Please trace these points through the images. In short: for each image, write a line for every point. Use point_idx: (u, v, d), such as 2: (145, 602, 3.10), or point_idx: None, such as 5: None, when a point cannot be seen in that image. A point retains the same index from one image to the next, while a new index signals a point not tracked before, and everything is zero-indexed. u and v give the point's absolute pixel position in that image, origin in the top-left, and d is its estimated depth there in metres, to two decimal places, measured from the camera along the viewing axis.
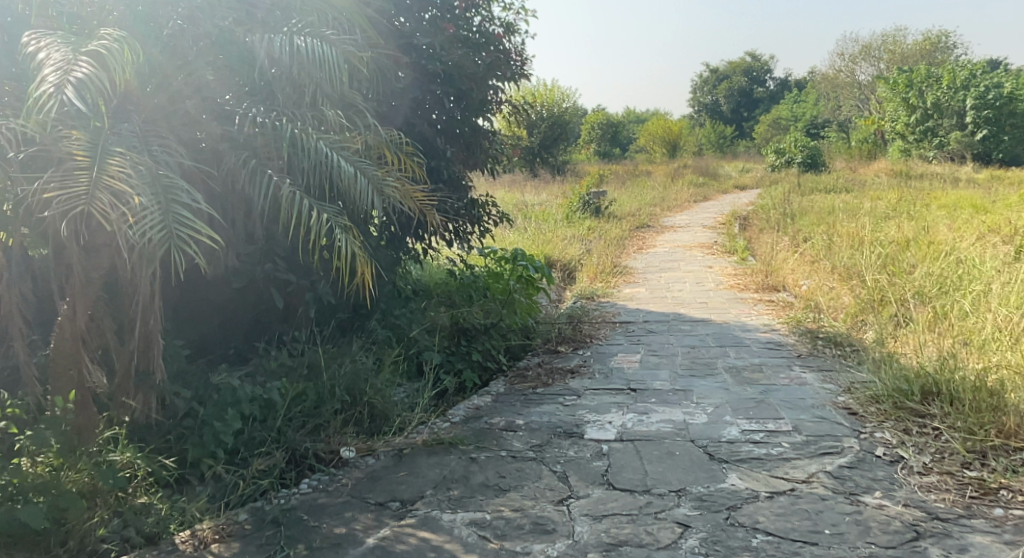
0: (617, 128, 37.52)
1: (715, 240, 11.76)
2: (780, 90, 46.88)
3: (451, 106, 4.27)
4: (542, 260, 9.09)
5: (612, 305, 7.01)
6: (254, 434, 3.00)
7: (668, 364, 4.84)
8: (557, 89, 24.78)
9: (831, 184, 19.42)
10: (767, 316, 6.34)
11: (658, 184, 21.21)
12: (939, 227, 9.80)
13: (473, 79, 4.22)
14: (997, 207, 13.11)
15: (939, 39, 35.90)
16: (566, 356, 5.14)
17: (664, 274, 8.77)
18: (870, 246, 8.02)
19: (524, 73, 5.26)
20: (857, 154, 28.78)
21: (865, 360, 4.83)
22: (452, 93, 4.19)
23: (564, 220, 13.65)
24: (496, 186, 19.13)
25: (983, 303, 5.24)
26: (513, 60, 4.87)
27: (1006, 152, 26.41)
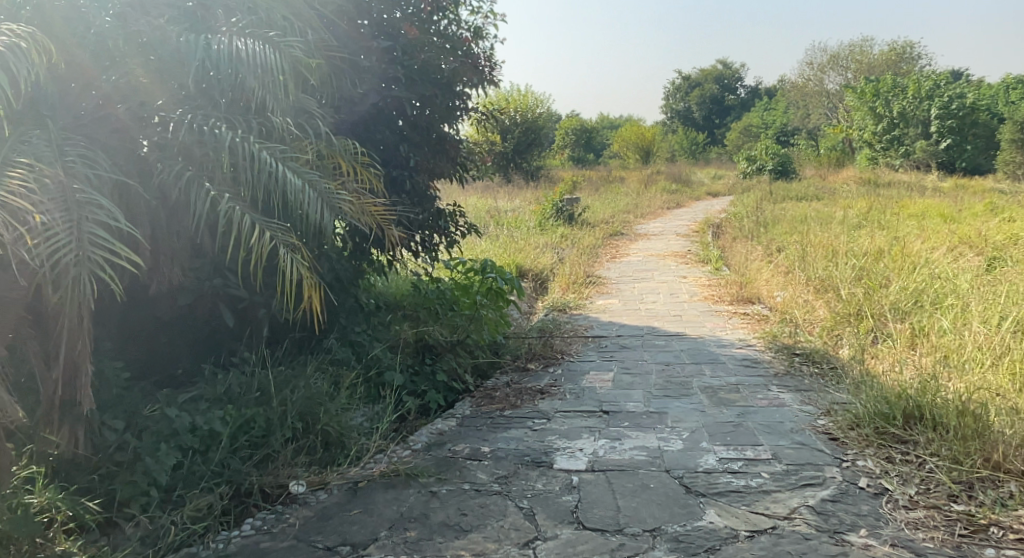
0: (590, 135, 37.57)
1: (688, 249, 11.66)
2: (751, 99, 47.32)
3: (415, 113, 4.07)
4: (514, 270, 8.89)
5: (585, 318, 6.82)
6: (194, 468, 2.76)
7: (641, 383, 4.66)
8: (531, 95, 24.67)
9: (801, 192, 19.50)
10: (743, 330, 6.20)
11: (631, 190, 21.15)
12: (910, 238, 9.77)
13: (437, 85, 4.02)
14: (965, 216, 13.18)
15: (905, 50, 36.47)
16: (537, 374, 4.94)
17: (637, 284, 8.61)
18: (843, 257, 7.94)
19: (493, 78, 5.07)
20: (826, 163, 29.06)
21: (843, 379, 4.70)
22: (416, 99, 3.99)
23: (537, 228, 13.47)
24: (469, 192, 18.91)
25: (960, 319, 5.15)
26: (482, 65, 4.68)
27: (969, 161, 26.81)
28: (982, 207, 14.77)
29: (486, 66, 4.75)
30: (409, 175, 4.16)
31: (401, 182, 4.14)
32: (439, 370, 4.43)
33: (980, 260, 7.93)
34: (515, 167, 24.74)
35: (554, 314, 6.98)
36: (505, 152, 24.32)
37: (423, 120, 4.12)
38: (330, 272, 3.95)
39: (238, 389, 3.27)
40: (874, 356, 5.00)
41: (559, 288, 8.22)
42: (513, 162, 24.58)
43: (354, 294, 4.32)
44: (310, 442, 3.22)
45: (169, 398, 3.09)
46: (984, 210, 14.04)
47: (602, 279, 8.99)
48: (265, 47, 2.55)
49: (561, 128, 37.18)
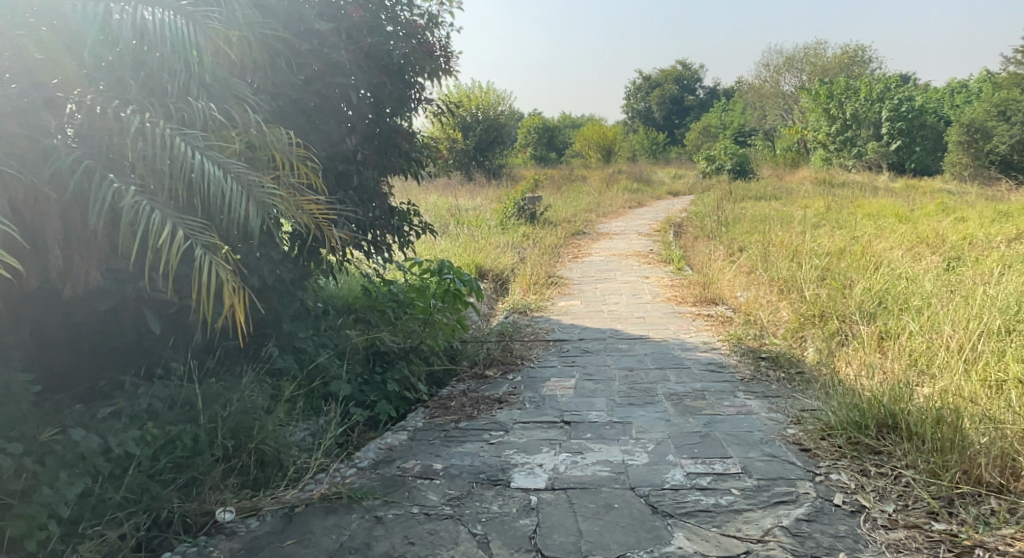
0: (552, 133, 37.46)
1: (650, 248, 11.52)
2: (709, 99, 47.76)
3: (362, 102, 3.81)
4: (473, 270, 8.62)
5: (546, 320, 6.60)
6: (105, 496, 2.46)
7: (604, 391, 4.45)
8: (492, 92, 24.42)
9: (759, 191, 19.58)
10: (707, 332, 6.02)
11: (592, 189, 21.03)
12: (868, 237, 9.76)
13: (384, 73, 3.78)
14: (918, 216, 13.30)
15: (857, 52, 37.11)
16: (495, 381, 4.70)
17: (599, 285, 8.42)
18: (805, 258, 7.85)
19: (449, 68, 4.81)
20: (782, 163, 29.37)
21: (810, 383, 4.55)
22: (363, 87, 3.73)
23: (498, 226, 13.22)
24: (429, 190, 18.57)
25: (924, 321, 5.04)
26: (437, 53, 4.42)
27: (918, 162, 27.35)
28: (933, 207, 14.96)
29: (441, 55, 4.50)
30: (356, 170, 3.89)
31: (348, 177, 3.87)
32: (389, 379, 4.16)
33: (938, 259, 7.92)
34: (476, 165, 24.45)
35: (514, 316, 6.74)
36: (465, 150, 24.04)
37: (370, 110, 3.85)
38: (270, 274, 3.66)
39: (162, 404, 2.97)
40: (840, 359, 4.87)
41: (520, 289, 7.99)
42: (474, 159, 24.29)
43: (298, 297, 4.03)
44: (242, 463, 2.94)
45: (84, 415, 2.78)
46: (936, 210, 14.21)
47: (563, 279, 8.78)
48: (174, 17, 2.39)
49: (523, 126, 37.00)
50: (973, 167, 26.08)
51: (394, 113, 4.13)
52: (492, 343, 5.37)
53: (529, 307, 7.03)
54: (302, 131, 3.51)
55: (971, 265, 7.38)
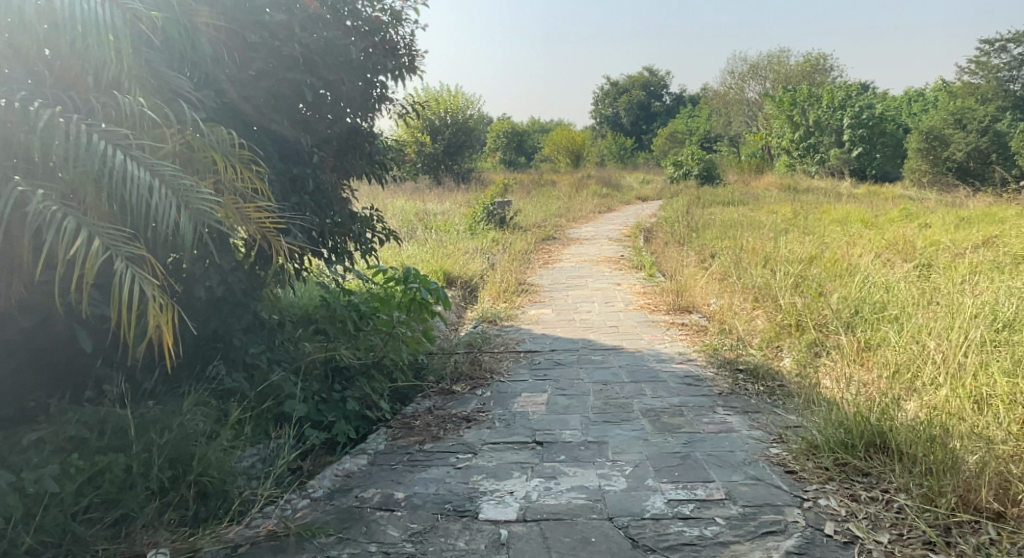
0: (521, 137, 37.30)
1: (621, 255, 11.36)
2: (676, 105, 48.06)
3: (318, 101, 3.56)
4: (441, 278, 8.36)
5: (516, 330, 6.37)
6: (16, 540, 2.25)
7: (578, 408, 4.24)
8: (461, 95, 24.15)
9: (726, 197, 19.59)
10: (682, 342, 5.82)
11: (562, 194, 20.88)
12: (837, 243, 9.70)
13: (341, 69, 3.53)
14: (882, 222, 13.36)
15: (819, 60, 37.59)
16: (463, 396, 4.46)
17: (570, 292, 8.21)
18: (777, 264, 7.73)
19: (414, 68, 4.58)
20: (747, 168, 29.58)
21: (790, 397, 4.36)
22: (319, 85, 3.48)
23: (467, 232, 12.96)
24: (396, 194, 18.24)
25: (903, 330, 4.90)
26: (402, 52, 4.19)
27: (878, 169, 27.74)
28: (896, 213, 15.06)
29: (405, 54, 4.28)
30: (312, 173, 3.65)
31: (303, 181, 3.62)
32: (349, 398, 3.90)
33: (907, 264, 7.86)
34: (444, 169, 24.17)
35: (482, 326, 6.49)
36: (434, 154, 23.75)
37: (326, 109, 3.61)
38: (218, 285, 3.39)
39: (93, 431, 2.71)
40: (821, 370, 4.70)
41: (489, 298, 7.75)
42: (442, 164, 24.00)
43: (251, 310, 3.77)
44: (182, 496, 2.68)
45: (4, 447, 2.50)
46: (899, 216, 14.30)
47: (534, 287, 8.56)
48: None
49: (492, 130, 36.84)
50: (933, 174, 26.52)
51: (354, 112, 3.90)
52: (460, 356, 5.12)
53: (499, 316, 6.80)
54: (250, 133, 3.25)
55: (940, 270, 7.33)
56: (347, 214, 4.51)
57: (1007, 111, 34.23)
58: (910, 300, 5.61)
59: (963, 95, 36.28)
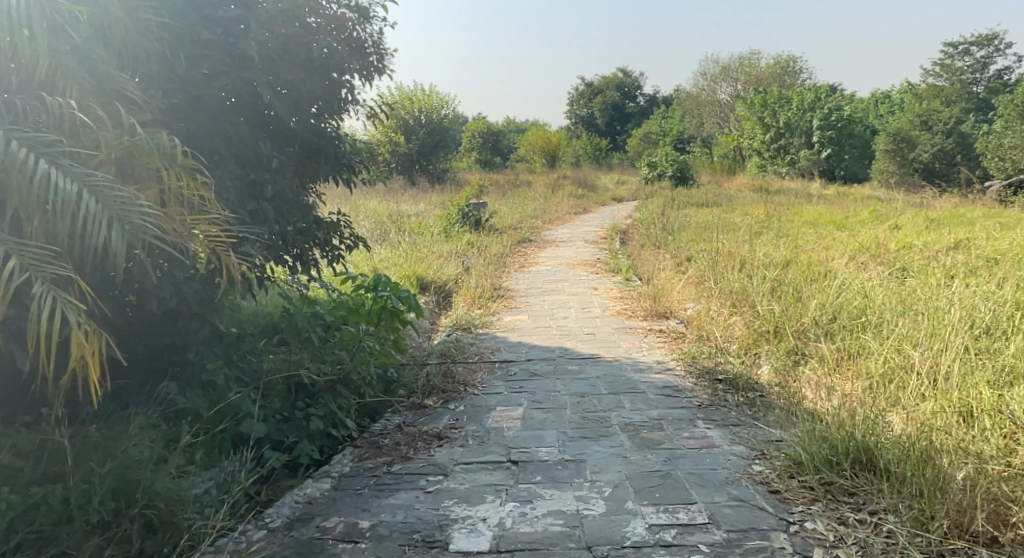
0: (496, 138, 37.13)
1: (598, 257, 11.23)
2: (649, 106, 48.22)
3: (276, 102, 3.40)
4: (414, 283, 8.17)
5: (491, 338, 6.20)
6: None
7: (555, 422, 4.09)
8: (435, 95, 23.89)
9: (700, 198, 19.58)
10: (660, 350, 5.66)
11: (537, 195, 20.73)
12: (811, 245, 9.66)
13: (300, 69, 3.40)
14: (853, 223, 13.39)
15: (790, 62, 37.88)
16: (434, 411, 4.29)
17: (546, 297, 8.06)
18: (754, 267, 7.62)
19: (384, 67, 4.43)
20: (720, 169, 29.69)
21: (771, 409, 4.16)
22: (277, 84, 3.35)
23: (441, 234, 12.76)
24: (369, 196, 17.97)
25: (884, 337, 4.78)
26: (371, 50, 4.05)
27: (847, 170, 28.02)
28: (868, 214, 15.13)
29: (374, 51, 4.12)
30: (271, 179, 3.50)
31: (261, 187, 3.47)
32: (313, 417, 3.74)
33: (882, 266, 7.80)
34: (418, 170, 23.92)
35: (456, 335, 6.32)
36: (408, 155, 23.49)
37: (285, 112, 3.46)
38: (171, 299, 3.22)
39: (29, 459, 2.54)
40: (802, 380, 4.56)
41: (463, 304, 7.57)
42: (416, 164, 23.75)
43: (208, 323, 3.59)
44: (126, 529, 2.51)
45: None
46: (870, 218, 14.35)
47: (509, 292, 8.39)
48: None
49: (467, 131, 36.64)
50: (900, 175, 26.86)
51: (315, 114, 3.75)
52: (432, 369, 4.94)
53: (473, 323, 6.64)
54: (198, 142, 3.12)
55: (915, 272, 7.29)
56: (312, 220, 4.33)
57: (972, 112, 34.83)
58: (887, 304, 5.52)
59: (928, 97, 36.87)
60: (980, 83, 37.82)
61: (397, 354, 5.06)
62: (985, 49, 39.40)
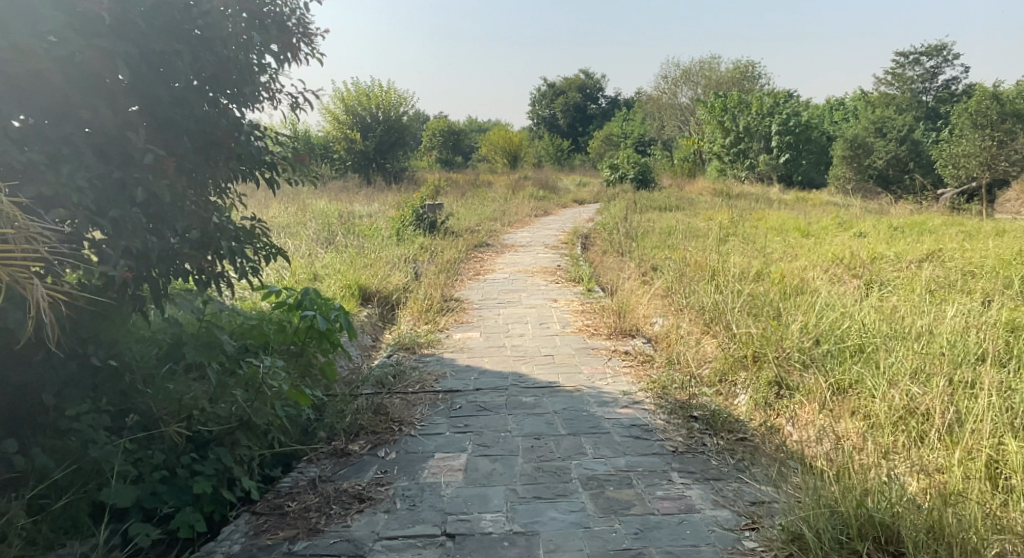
0: (457, 137, 36.37)
1: (558, 264, 10.59)
2: (611, 107, 47.86)
3: (139, 79, 2.90)
4: (357, 295, 7.46)
5: (436, 361, 5.53)
6: None
7: (503, 474, 3.45)
8: (394, 91, 22.82)
9: (663, 201, 19.05)
10: (626, 377, 4.95)
11: (496, 196, 20.02)
12: (779, 253, 9.15)
13: (164, 36, 2.92)
14: (820, 230, 12.91)
15: (748, 67, 37.74)
16: (359, 463, 3.64)
17: (502, 311, 7.37)
18: (724, 281, 7.02)
19: (310, 53, 3.87)
20: (681, 171, 29.36)
21: (757, 457, 3.52)
22: (138, 55, 2.86)
23: (393, 238, 11.99)
24: (320, 195, 17.11)
25: (876, 364, 4.19)
26: (287, 26, 3.50)
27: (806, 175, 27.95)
28: (830, 220, 14.72)
29: (295, 29, 3.56)
30: (141, 178, 2.91)
31: (126, 190, 2.91)
32: (200, 476, 3.19)
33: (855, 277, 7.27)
34: (375, 168, 23.06)
35: (398, 358, 5.64)
36: (363, 153, 22.67)
37: (155, 89, 2.97)
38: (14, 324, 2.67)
39: None
40: (794, 424, 3.90)
41: (410, 320, 6.88)
42: (372, 163, 22.92)
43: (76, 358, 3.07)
44: None
45: None
46: (834, 224, 13.94)
47: (461, 304, 7.68)
48: None
49: (426, 130, 35.86)
50: (857, 181, 26.84)
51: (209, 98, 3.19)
52: (362, 405, 4.26)
53: (417, 343, 5.98)
54: (25, 132, 2.66)
55: (892, 282, 6.76)
56: (212, 225, 3.68)
57: (922, 121, 35.18)
58: (873, 322, 4.91)
59: (881, 103, 37.16)
60: (930, 92, 38.28)
61: (327, 382, 4.66)
62: (937, 58, 39.84)
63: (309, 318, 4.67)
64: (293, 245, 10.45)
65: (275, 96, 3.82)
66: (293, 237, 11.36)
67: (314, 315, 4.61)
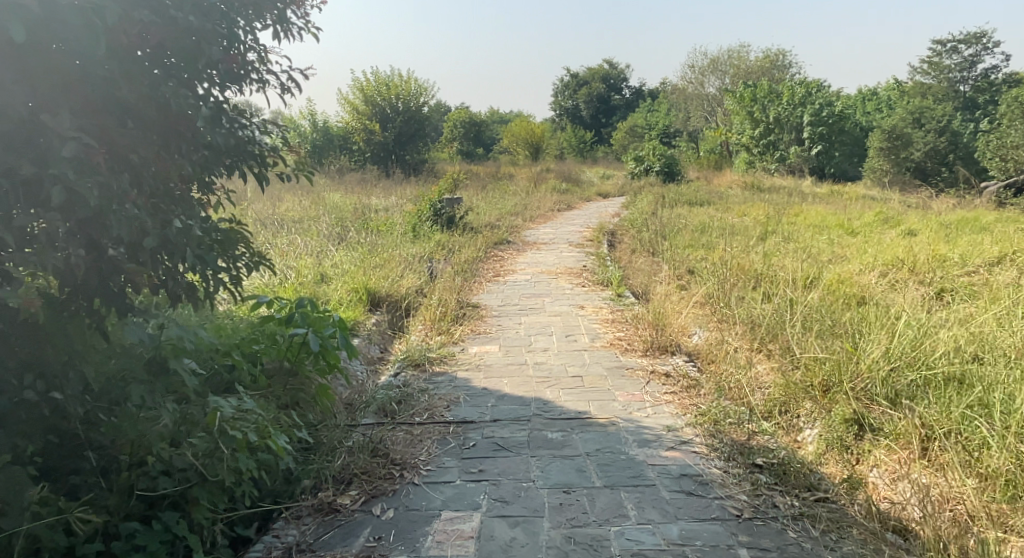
0: (479, 128, 35.67)
1: (584, 264, 9.89)
2: (636, 99, 46.90)
3: (57, 50, 2.29)
4: (364, 299, 6.83)
5: (448, 381, 4.87)
6: None
7: (524, 545, 2.77)
8: (414, 81, 22.15)
9: (692, 195, 18.18)
10: (669, 407, 4.24)
11: (517, 189, 19.31)
12: (827, 255, 8.34)
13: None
14: (866, 228, 11.98)
15: (778, 56, 36.50)
16: (348, 526, 2.99)
17: (523, 319, 6.69)
18: (773, 290, 6.28)
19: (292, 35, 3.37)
20: (708, 163, 28.46)
21: (845, 528, 2.84)
22: (52, 21, 2.22)
23: (409, 234, 11.35)
24: (336, 188, 16.55)
25: (983, 404, 3.48)
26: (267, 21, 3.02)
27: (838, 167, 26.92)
28: (873, 216, 13.80)
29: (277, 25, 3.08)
30: (58, 177, 2.28)
31: (42, 189, 2.31)
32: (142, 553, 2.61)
33: (923, 284, 6.45)
34: (394, 161, 22.44)
35: (405, 377, 4.99)
36: (383, 145, 22.10)
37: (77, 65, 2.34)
38: None
39: None
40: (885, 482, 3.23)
41: (422, 331, 6.23)
42: (392, 154, 22.34)
43: None
44: None
45: None
46: (878, 221, 13.02)
47: (478, 311, 7.02)
48: None
49: (447, 121, 35.20)
50: (894, 174, 25.72)
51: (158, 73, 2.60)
52: (357, 442, 3.60)
53: (427, 359, 5.32)
54: None
55: (967, 291, 5.97)
56: (173, 232, 3.06)
57: (960, 111, 33.77)
58: (966, 344, 4.16)
59: (917, 93, 35.77)
60: (968, 82, 36.68)
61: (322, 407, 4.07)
62: (976, 47, 38.31)
63: (300, 337, 4.05)
64: (303, 241, 9.86)
65: (262, 80, 3.28)
66: (303, 233, 10.76)
67: (306, 333, 4.00)
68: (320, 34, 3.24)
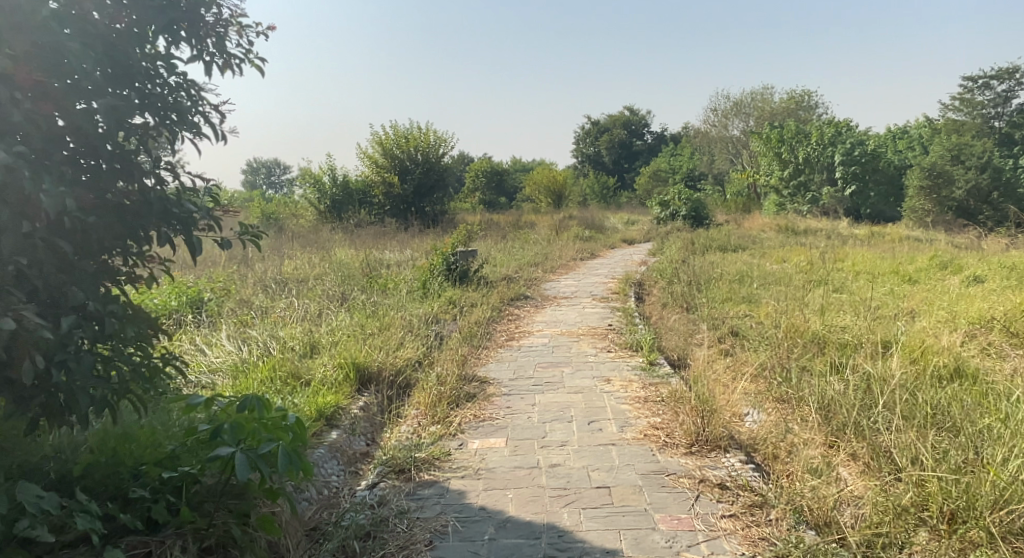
0: (501, 176, 35.04)
1: (609, 322, 8.81)
2: (659, 143, 46.11)
3: None
4: (351, 377, 5.79)
5: (438, 495, 3.80)
6: None
7: None
8: (430, 132, 21.46)
9: (724, 240, 17.05)
10: (731, 541, 3.17)
11: (538, 238, 18.30)
12: (893, 311, 7.18)
13: None
14: (925, 275, 10.73)
15: (804, 97, 35.41)
16: None
17: (538, 398, 5.60)
18: (841, 361, 5.17)
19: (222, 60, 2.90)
20: (737, 205, 27.33)
21: None
22: None
23: (417, 292, 10.37)
24: (346, 243, 15.70)
25: None
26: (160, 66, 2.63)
27: (874, 208, 25.63)
28: (928, 260, 12.56)
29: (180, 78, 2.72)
30: None
31: None
32: None
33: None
34: (412, 213, 21.64)
35: (385, 489, 3.92)
36: (398, 197, 21.32)
37: None
38: None
39: None
40: None
41: (415, 418, 5.17)
42: (408, 206, 21.54)
43: None
44: None
45: None
46: (933, 266, 11.78)
47: (486, 388, 5.94)
48: None
49: (468, 171, 34.63)
50: (936, 214, 24.38)
51: None
52: None
53: (417, 461, 4.25)
54: None
55: None
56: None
57: (999, 147, 32.38)
58: None
59: (950, 130, 34.56)
60: (1003, 118, 35.32)
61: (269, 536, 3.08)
62: (1010, 82, 37.05)
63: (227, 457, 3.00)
64: (297, 304, 8.88)
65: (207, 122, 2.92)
66: (301, 294, 9.83)
67: (234, 453, 2.91)
68: (259, 72, 3.12)
